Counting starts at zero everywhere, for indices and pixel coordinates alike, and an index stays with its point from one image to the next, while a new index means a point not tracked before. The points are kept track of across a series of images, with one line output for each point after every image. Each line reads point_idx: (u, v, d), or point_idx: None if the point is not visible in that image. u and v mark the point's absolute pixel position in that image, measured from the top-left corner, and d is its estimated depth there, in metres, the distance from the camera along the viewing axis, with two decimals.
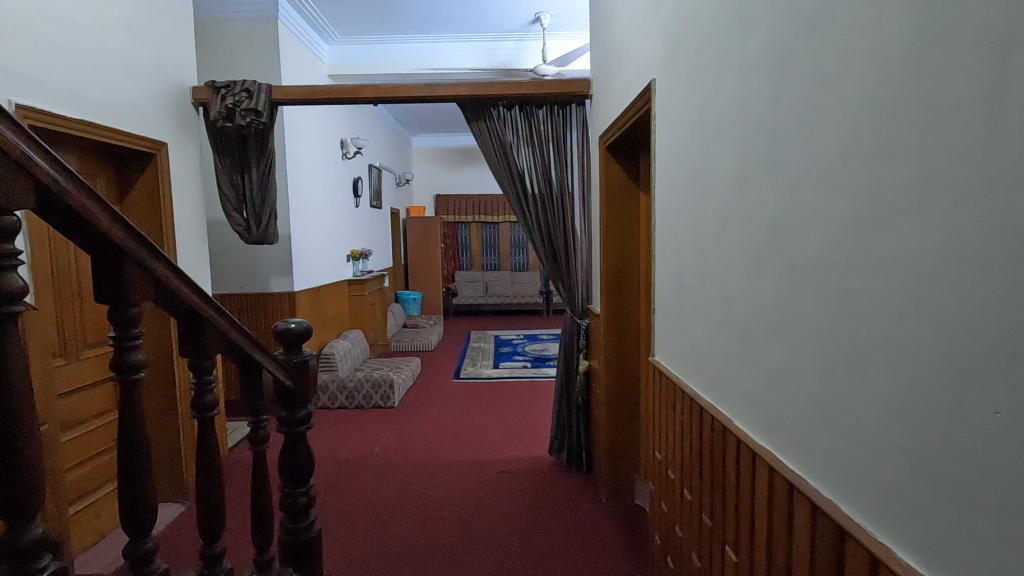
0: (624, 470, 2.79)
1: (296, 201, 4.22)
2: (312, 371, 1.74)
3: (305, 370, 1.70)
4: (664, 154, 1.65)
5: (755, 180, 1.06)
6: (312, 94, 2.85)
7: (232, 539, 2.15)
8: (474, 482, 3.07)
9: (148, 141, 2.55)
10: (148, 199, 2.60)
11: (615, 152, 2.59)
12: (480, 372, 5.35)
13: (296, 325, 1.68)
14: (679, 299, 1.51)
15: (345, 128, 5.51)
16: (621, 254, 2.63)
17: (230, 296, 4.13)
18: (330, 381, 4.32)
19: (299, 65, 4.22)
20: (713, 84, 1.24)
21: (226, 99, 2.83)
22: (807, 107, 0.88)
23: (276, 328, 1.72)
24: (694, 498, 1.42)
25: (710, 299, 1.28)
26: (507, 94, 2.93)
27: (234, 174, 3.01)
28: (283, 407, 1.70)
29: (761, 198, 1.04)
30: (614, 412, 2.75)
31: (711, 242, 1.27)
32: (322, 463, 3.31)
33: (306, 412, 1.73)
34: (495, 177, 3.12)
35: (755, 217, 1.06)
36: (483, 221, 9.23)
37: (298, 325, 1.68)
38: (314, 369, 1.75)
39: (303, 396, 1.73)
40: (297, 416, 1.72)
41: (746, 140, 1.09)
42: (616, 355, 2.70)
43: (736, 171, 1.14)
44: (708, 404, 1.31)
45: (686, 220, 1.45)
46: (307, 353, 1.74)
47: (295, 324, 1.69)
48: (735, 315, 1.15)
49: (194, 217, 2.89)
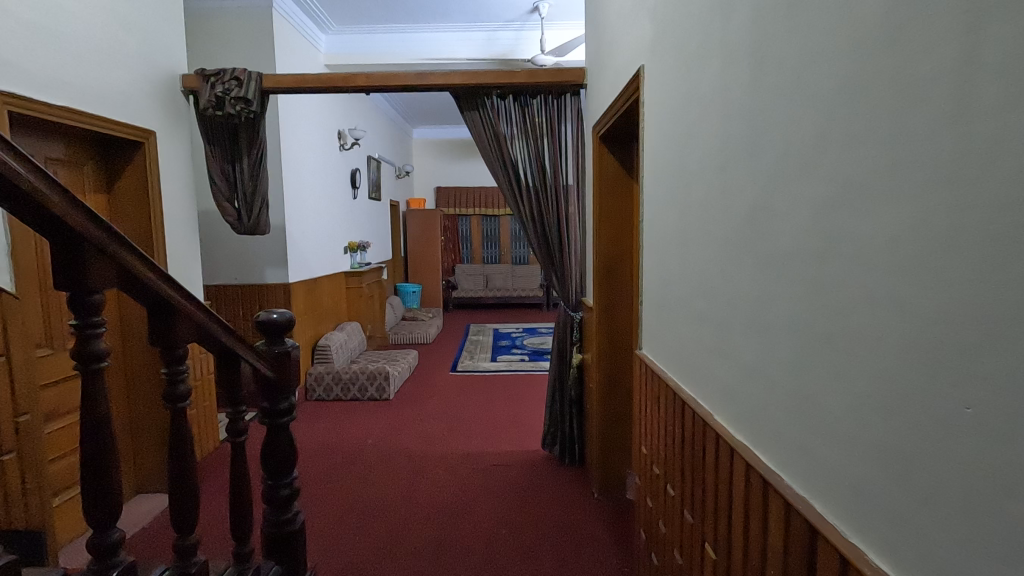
0: (616, 464, 2.76)
1: (292, 192, 4.20)
2: (295, 363, 1.72)
3: (286, 362, 1.67)
4: (651, 144, 1.61)
5: (735, 167, 1.02)
6: (303, 82, 2.81)
7: (208, 531, 2.13)
8: (465, 475, 3.05)
9: (135, 129, 2.52)
10: (135, 188, 2.57)
11: (609, 143, 2.55)
12: (478, 365, 5.33)
13: (279, 316, 1.66)
14: (665, 291, 1.48)
15: (343, 119, 5.48)
16: (614, 245, 2.60)
17: (225, 287, 4.11)
18: (325, 372, 4.31)
19: (296, 55, 4.19)
20: (697, 67, 1.20)
21: (215, 87, 2.80)
22: (785, 88, 0.85)
23: (257, 319, 1.69)
24: (676, 493, 1.39)
25: (693, 289, 1.25)
26: (501, 83, 2.89)
27: (226, 164, 2.98)
28: (265, 398, 1.68)
29: (740, 185, 1.00)
30: (606, 406, 2.72)
31: (694, 232, 1.24)
32: (308, 456, 3.28)
33: (288, 404, 1.71)
34: (489, 167, 3.07)
35: (734, 206, 1.03)
36: (483, 214, 9.19)
37: (281, 316, 1.66)
38: (297, 360, 1.72)
39: (286, 387, 1.70)
40: (279, 408, 1.70)
41: (727, 125, 1.06)
42: (609, 349, 2.67)
43: (717, 157, 1.10)
44: (689, 397, 1.28)
45: (671, 210, 1.41)
46: (289, 344, 1.71)
47: (276, 315, 1.67)
48: (715, 306, 1.12)
49: (184, 206, 2.86)
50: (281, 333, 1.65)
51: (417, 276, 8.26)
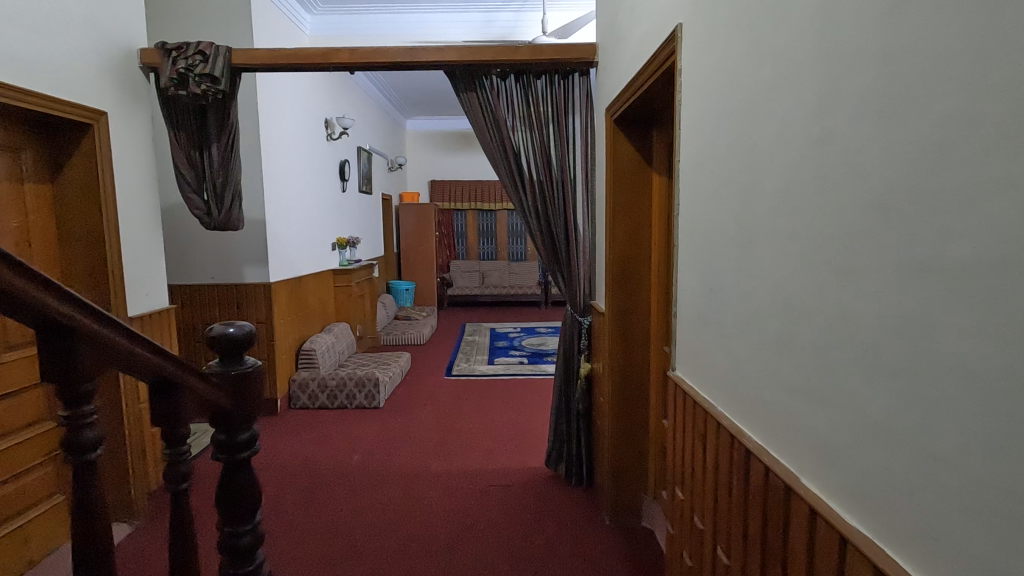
0: (631, 488, 2.47)
1: (273, 184, 3.88)
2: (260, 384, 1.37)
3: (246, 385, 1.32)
4: (688, 124, 1.33)
5: (846, 145, 0.73)
6: (279, 58, 2.48)
7: None
8: (461, 498, 2.75)
9: (85, 109, 2.19)
10: (83, 177, 2.24)
11: (624, 127, 2.25)
12: (474, 369, 5.04)
13: (237, 330, 1.33)
14: (710, 303, 1.19)
15: (331, 107, 5.14)
16: (629, 244, 2.30)
17: (199, 287, 3.78)
18: (310, 378, 4.00)
19: (277, 34, 3.85)
20: (776, 10, 0.90)
21: (178, 63, 2.45)
22: (955, 22, 0.56)
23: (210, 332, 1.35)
24: (732, 563, 1.10)
25: (764, 306, 0.96)
26: (502, 60, 2.56)
27: (193, 151, 2.65)
28: (219, 428, 1.31)
29: (856, 170, 0.72)
30: (620, 423, 2.43)
31: (761, 228, 0.96)
32: (284, 477, 2.97)
33: (250, 434, 1.36)
34: (488, 156, 2.76)
35: (844, 198, 0.74)
36: (480, 208, 8.87)
37: (238, 330, 1.33)
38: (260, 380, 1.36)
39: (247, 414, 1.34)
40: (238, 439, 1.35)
41: (829, 85, 0.77)
42: (625, 360, 2.38)
43: (811, 132, 0.81)
44: (755, 446, 0.99)
45: (721, 201, 1.13)
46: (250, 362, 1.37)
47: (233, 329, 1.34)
48: (805, 329, 0.84)
49: (145, 199, 2.54)
50: (239, 349, 1.31)
51: (410, 273, 7.94)
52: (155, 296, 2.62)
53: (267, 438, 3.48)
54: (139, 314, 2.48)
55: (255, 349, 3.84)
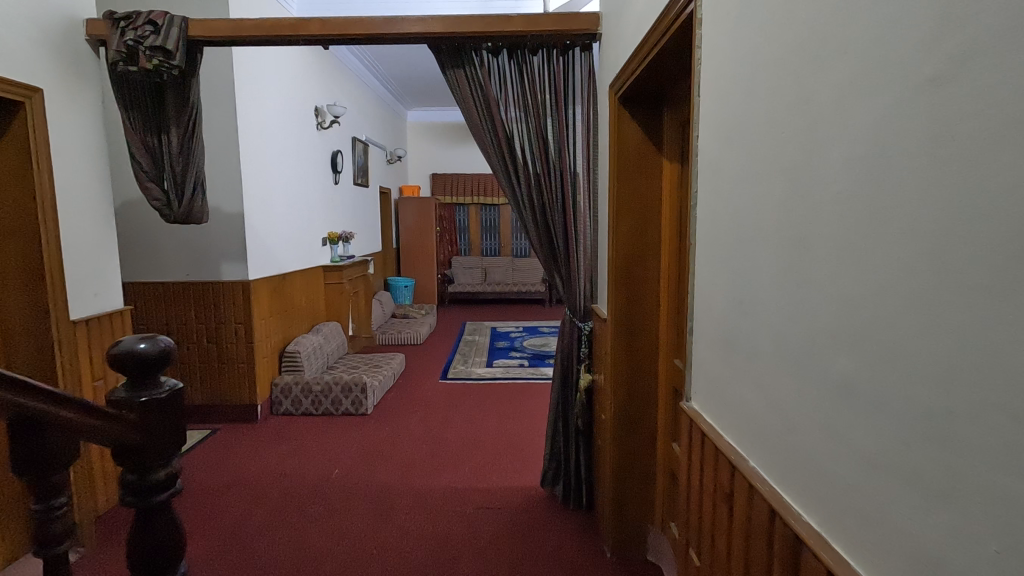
0: (635, 518, 2.19)
1: (254, 174, 3.61)
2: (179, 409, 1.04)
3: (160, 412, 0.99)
4: (709, 89, 1.04)
5: (985, 96, 0.45)
6: (241, 30, 2.21)
7: None
8: (445, 522, 2.48)
9: (17, 85, 1.92)
10: (14, 162, 1.98)
11: (629, 106, 1.96)
12: (471, 372, 4.77)
13: (149, 346, 1.00)
14: (741, 323, 0.90)
15: (323, 94, 4.87)
16: (637, 242, 2.01)
17: (173, 285, 3.53)
18: (293, 383, 3.75)
19: (261, 12, 3.57)
20: None
21: (126, 34, 2.17)
22: None
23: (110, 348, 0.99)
24: None
25: (826, 338, 0.67)
26: (492, 32, 2.26)
27: (150, 136, 2.39)
28: (127, 466, 0.98)
29: (1007, 137, 0.44)
30: (623, 444, 2.14)
31: (825, 222, 0.67)
32: (256, 496, 2.72)
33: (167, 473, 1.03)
34: (478, 141, 2.47)
35: (979, 182, 0.46)
36: (482, 203, 8.58)
37: (152, 345, 1.01)
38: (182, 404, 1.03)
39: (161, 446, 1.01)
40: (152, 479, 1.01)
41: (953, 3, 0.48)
42: (628, 373, 2.10)
43: (916, 80, 0.53)
44: (810, 533, 0.70)
45: (757, 188, 0.84)
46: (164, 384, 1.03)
47: (145, 346, 1.00)
48: (907, 378, 0.55)
49: (93, 189, 2.28)
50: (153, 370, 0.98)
51: (410, 269, 7.68)
52: (108, 296, 2.37)
53: (242, 450, 3.22)
54: (85, 317, 2.22)
55: (233, 351, 3.58)
